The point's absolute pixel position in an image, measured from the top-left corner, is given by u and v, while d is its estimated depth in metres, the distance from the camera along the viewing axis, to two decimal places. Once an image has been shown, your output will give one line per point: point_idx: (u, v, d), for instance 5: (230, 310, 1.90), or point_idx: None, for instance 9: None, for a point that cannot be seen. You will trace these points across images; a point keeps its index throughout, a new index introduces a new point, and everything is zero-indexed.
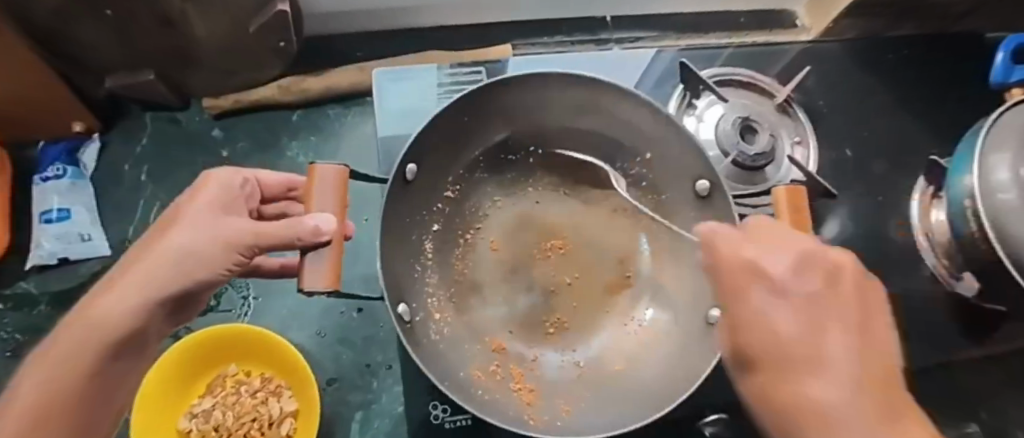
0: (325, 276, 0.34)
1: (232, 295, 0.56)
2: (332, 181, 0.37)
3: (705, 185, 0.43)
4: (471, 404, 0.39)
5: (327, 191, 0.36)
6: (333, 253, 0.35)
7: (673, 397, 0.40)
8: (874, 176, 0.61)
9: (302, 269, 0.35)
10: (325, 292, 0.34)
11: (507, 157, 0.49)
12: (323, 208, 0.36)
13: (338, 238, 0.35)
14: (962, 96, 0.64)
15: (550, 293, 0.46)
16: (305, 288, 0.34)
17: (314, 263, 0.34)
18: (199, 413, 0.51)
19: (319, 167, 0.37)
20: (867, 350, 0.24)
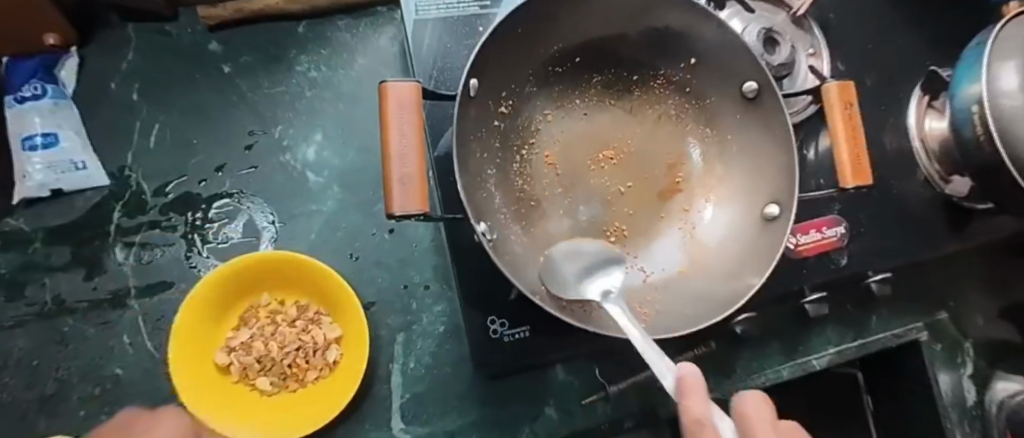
0: (415, 198, 0.33)
1: (255, 222, 0.53)
2: (409, 99, 0.34)
3: (753, 86, 0.44)
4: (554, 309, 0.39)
5: (406, 109, 0.34)
6: (420, 174, 0.33)
7: (744, 291, 0.41)
8: (877, 86, 0.64)
9: (390, 192, 0.33)
10: (416, 215, 0.33)
11: (555, 69, 0.46)
12: (402, 133, 0.34)
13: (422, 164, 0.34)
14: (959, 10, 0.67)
15: (607, 204, 0.46)
16: (396, 213, 0.33)
17: (402, 184, 0.33)
18: (237, 347, 0.48)
19: (393, 87, 0.34)
20: None
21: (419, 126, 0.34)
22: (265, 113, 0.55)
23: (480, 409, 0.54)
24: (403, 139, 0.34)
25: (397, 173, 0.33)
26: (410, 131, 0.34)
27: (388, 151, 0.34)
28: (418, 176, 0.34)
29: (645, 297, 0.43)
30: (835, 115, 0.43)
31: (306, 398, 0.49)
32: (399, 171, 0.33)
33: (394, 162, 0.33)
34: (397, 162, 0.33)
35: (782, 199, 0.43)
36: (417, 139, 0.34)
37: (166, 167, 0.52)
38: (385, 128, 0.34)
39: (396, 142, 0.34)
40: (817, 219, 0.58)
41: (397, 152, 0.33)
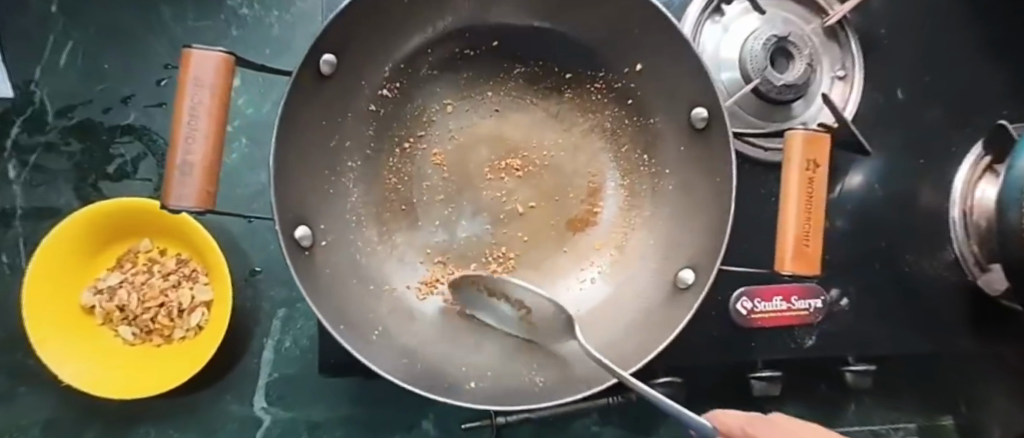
0: (195, 192, 0.28)
1: (152, 162, 0.50)
2: (209, 73, 0.29)
3: (702, 113, 0.34)
4: (369, 358, 0.31)
5: (202, 86, 0.29)
6: (205, 164, 0.29)
7: (622, 369, 0.33)
8: (926, 131, 0.49)
9: (168, 181, 0.28)
10: (196, 211, 0.29)
11: (465, 52, 0.38)
12: (195, 111, 0.28)
13: (213, 156, 0.29)
14: None
15: (497, 222, 0.38)
16: (170, 205, 0.28)
17: (182, 173, 0.28)
18: (104, 289, 0.47)
19: (196, 55, 0.28)
20: None
21: (219, 107, 0.29)
22: (184, 47, 0.51)
23: (351, 407, 0.50)
24: (193, 121, 0.29)
25: (178, 159, 0.28)
26: (205, 112, 0.29)
27: (174, 132, 0.29)
28: (205, 166, 0.29)
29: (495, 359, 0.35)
30: (790, 176, 0.32)
31: (162, 357, 0.46)
32: (180, 158, 0.28)
33: (179, 146, 0.28)
34: (182, 148, 0.28)
35: (700, 264, 0.34)
36: (213, 122, 0.29)
37: (73, 88, 0.49)
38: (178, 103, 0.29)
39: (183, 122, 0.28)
40: (785, 285, 0.45)
41: (183, 135, 0.28)
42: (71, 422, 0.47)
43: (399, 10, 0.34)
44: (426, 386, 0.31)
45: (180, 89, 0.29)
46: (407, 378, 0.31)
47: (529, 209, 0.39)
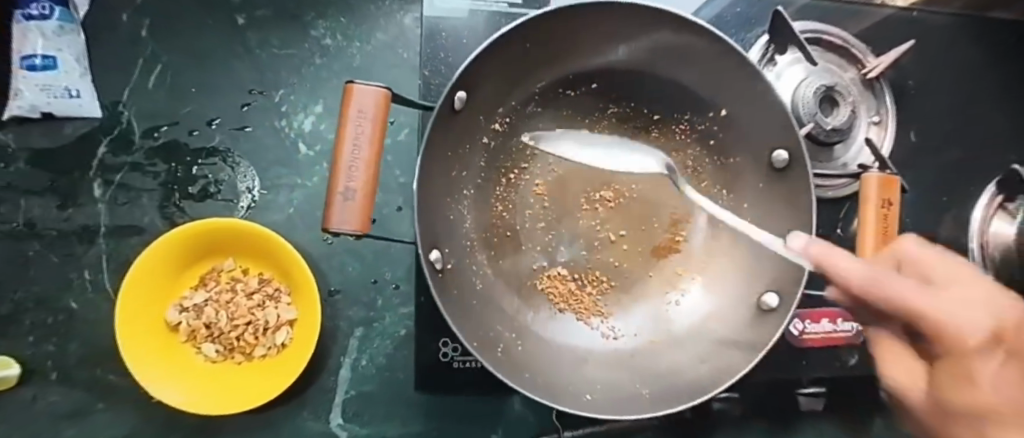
0: (355, 217, 0.32)
1: (235, 183, 0.51)
2: (370, 107, 0.33)
3: (784, 156, 0.39)
4: (497, 369, 0.35)
5: (365, 118, 0.33)
6: (364, 191, 0.33)
7: (716, 382, 0.37)
8: (949, 173, 0.55)
9: (332, 205, 0.32)
10: (354, 233, 0.33)
11: (567, 92, 0.42)
12: (356, 143, 0.33)
13: (369, 182, 0.33)
14: None
15: (593, 250, 0.42)
16: (333, 227, 0.32)
17: (345, 198, 0.32)
18: (190, 307, 0.48)
19: (358, 91, 0.33)
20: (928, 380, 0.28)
21: (376, 138, 0.33)
22: (268, 72, 0.52)
23: (424, 423, 0.51)
24: (355, 151, 0.33)
25: (341, 186, 0.32)
26: (366, 141, 0.33)
27: (338, 161, 0.33)
28: (363, 191, 0.33)
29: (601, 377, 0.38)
30: (869, 210, 0.38)
31: (247, 374, 0.47)
32: (344, 185, 0.32)
33: (342, 174, 0.33)
34: (346, 174, 0.33)
35: (783, 290, 0.38)
36: (372, 150, 0.33)
37: (160, 109, 0.50)
38: (342, 132, 0.33)
39: (348, 151, 0.33)
40: (833, 308, 0.49)
41: (347, 164, 0.33)
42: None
43: (520, 53, 0.37)
44: (549, 396, 0.35)
45: (340, 123, 0.33)
46: (534, 388, 0.36)
47: (620, 236, 0.42)
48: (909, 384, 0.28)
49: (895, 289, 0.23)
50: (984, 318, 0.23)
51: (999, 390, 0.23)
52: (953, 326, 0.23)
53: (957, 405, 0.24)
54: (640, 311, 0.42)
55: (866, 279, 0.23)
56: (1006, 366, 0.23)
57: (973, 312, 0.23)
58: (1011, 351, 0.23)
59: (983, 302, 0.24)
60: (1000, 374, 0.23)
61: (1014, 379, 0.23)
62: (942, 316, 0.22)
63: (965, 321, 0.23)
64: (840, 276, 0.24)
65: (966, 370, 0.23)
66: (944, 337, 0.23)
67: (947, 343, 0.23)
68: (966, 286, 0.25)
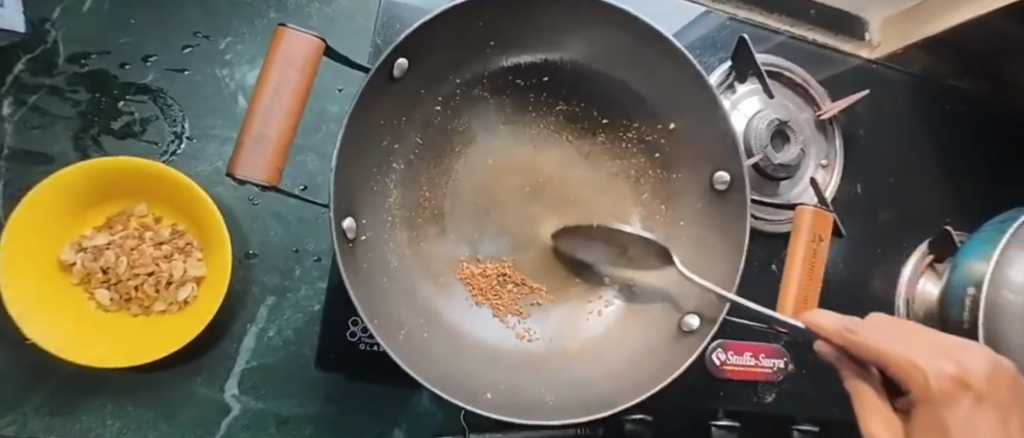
0: (263, 168, 0.31)
1: (162, 126, 0.48)
2: (300, 53, 0.31)
3: (724, 178, 0.38)
4: (397, 354, 0.33)
5: (292, 64, 0.31)
6: (278, 142, 0.31)
7: (626, 399, 0.35)
8: (879, 226, 0.57)
9: (240, 151, 0.30)
10: (261, 185, 0.31)
11: (517, 81, 0.41)
12: (279, 90, 0.31)
13: (287, 133, 0.32)
14: (990, 177, 0.61)
15: (520, 246, 0.40)
16: (237, 175, 0.30)
17: (255, 146, 0.30)
18: (88, 248, 0.45)
19: (289, 34, 0.31)
20: (976, 425, 0.28)
21: (302, 87, 0.32)
22: (218, 18, 0.50)
23: (324, 405, 0.49)
24: (276, 98, 0.31)
25: (255, 132, 0.31)
26: (289, 90, 0.31)
27: (254, 107, 0.31)
28: (277, 140, 0.31)
29: (509, 384, 0.36)
30: (798, 243, 0.40)
31: (141, 327, 0.44)
32: (257, 131, 0.31)
33: (258, 120, 0.31)
34: (262, 121, 0.31)
35: (705, 315, 0.38)
36: (295, 101, 0.32)
37: (92, 36, 0.47)
38: (267, 75, 0.31)
39: (269, 96, 0.31)
40: (758, 343, 0.50)
41: (263, 110, 0.31)
42: (17, 382, 0.44)
43: (472, 31, 0.37)
44: (450, 391, 0.33)
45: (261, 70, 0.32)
46: (432, 381, 0.33)
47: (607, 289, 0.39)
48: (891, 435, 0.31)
49: (866, 336, 0.30)
50: (947, 365, 0.29)
51: None
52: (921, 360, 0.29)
53: None
54: (559, 316, 0.41)
55: (840, 332, 0.30)
56: (974, 409, 0.28)
57: (967, 359, 0.30)
58: (979, 400, 0.29)
59: (966, 352, 0.31)
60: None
61: (984, 422, 0.28)
62: (917, 369, 0.29)
63: (939, 367, 0.29)
64: (820, 330, 0.31)
65: (939, 420, 0.28)
66: (920, 375, 0.29)
67: (919, 386, 0.29)
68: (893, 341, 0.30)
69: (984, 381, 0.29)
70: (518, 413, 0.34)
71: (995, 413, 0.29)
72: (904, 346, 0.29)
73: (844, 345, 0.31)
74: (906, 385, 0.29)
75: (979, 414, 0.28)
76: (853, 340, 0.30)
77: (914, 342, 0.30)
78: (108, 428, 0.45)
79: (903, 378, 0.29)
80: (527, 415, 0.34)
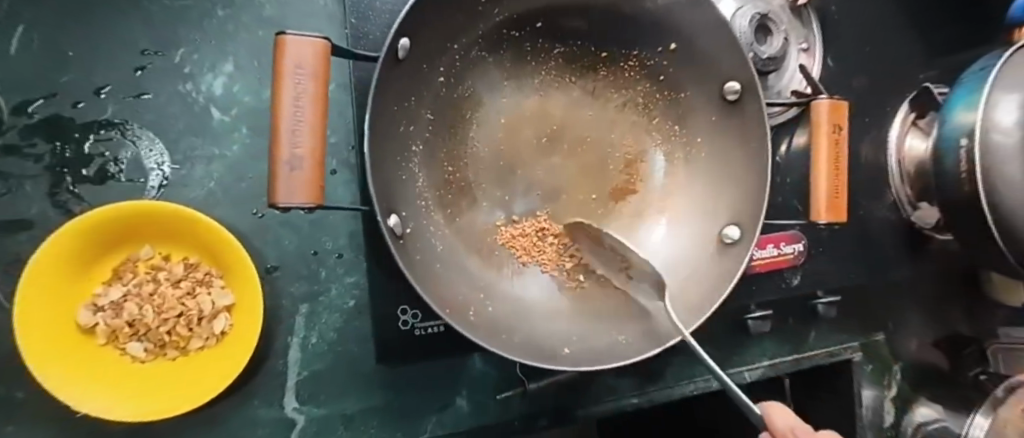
0: (305, 190, 0.28)
1: (140, 159, 0.45)
2: (309, 58, 0.28)
3: (735, 86, 0.39)
4: (476, 335, 0.32)
5: (304, 71, 0.28)
6: (314, 161, 0.28)
7: (694, 319, 0.37)
8: (862, 97, 0.59)
9: (275, 177, 0.27)
10: (306, 207, 0.28)
11: (511, 33, 0.40)
12: (298, 103, 0.28)
13: (319, 149, 0.28)
14: (956, 25, 0.64)
15: (551, 197, 0.40)
16: (279, 204, 0.27)
17: (291, 169, 0.27)
18: (106, 306, 0.42)
19: (293, 40, 0.27)
20: None
21: (321, 94, 0.28)
22: (162, 29, 0.45)
23: (385, 394, 0.50)
24: (298, 112, 0.28)
25: (285, 154, 0.27)
26: (308, 100, 0.28)
27: (275, 126, 0.28)
28: (311, 158, 0.28)
29: (580, 334, 0.37)
30: (821, 136, 0.41)
31: (186, 368, 0.43)
32: (288, 152, 0.27)
33: (284, 139, 0.27)
34: (288, 139, 0.28)
35: (745, 223, 0.39)
36: (316, 112, 0.28)
37: (29, 79, 0.42)
38: (278, 91, 0.28)
39: (289, 113, 0.28)
40: (778, 234, 0.54)
41: (288, 128, 0.27)
42: None
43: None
44: (534, 356, 0.33)
45: (268, 85, 0.28)
46: (514, 350, 0.33)
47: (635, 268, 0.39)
48: None
49: None
50: None
51: None
52: None
53: None
54: (604, 257, 0.41)
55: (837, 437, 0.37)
56: None
57: None
58: None
59: None
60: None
61: None
62: None
63: None
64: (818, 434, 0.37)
65: None
66: None
67: None
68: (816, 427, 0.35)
69: None
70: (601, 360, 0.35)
71: None
72: None
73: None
74: None
75: None
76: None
77: None
78: None
79: None
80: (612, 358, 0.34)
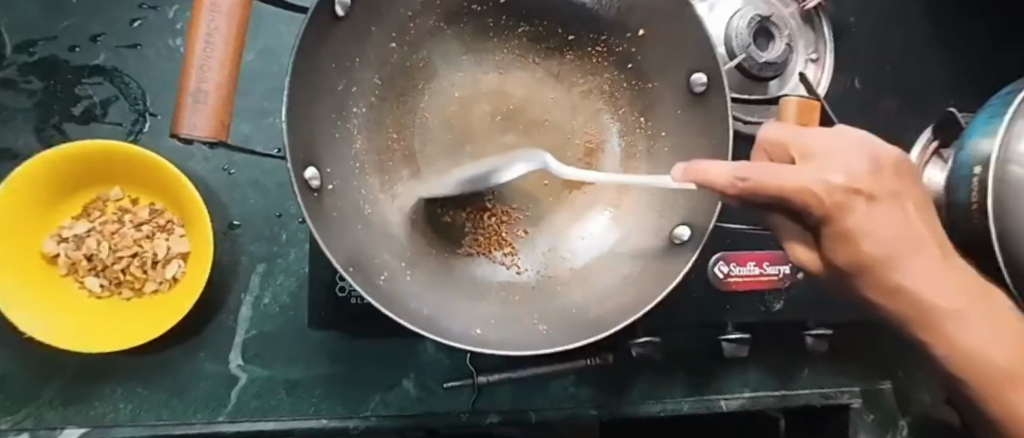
0: (206, 123, 0.32)
1: (123, 106, 0.46)
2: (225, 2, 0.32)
3: (702, 79, 0.36)
4: (378, 300, 0.32)
5: (219, 12, 0.32)
6: (218, 98, 0.33)
7: (620, 318, 0.34)
8: (878, 119, 0.55)
9: (181, 109, 0.32)
10: (207, 140, 0.32)
11: (473, 7, 0.40)
12: (210, 42, 0.32)
13: (226, 87, 0.33)
14: (996, 52, 0.58)
15: (499, 178, 0.39)
16: (182, 133, 0.32)
17: (196, 102, 0.32)
18: (69, 238, 0.44)
19: None
20: (869, 225, 0.24)
21: (234, 36, 0.33)
22: None
23: (331, 364, 0.49)
24: (209, 49, 0.33)
25: (192, 87, 0.32)
26: (221, 38, 0.33)
27: (188, 62, 0.32)
28: (217, 95, 0.33)
29: (498, 317, 0.35)
30: None
31: (135, 309, 0.44)
32: (195, 86, 0.32)
33: (194, 73, 0.32)
34: (198, 73, 0.32)
35: (695, 222, 0.36)
36: (227, 52, 0.33)
37: (33, 22, 0.45)
38: (194, 30, 0.32)
39: (201, 51, 0.32)
40: (759, 252, 0.51)
41: (198, 64, 0.32)
42: (25, 379, 0.44)
43: None
44: (436, 331, 0.32)
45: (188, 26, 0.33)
46: (417, 321, 0.32)
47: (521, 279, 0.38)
48: (816, 258, 0.29)
49: (761, 176, 0.22)
50: (837, 176, 0.23)
51: (875, 239, 0.24)
52: (817, 183, 0.23)
53: (841, 254, 0.25)
54: (547, 244, 0.40)
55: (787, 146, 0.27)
56: (871, 208, 0.24)
57: (850, 160, 0.24)
58: (877, 201, 0.25)
59: (849, 150, 0.25)
60: (888, 228, 0.25)
61: (920, 248, 0.26)
62: (799, 182, 0.23)
63: (827, 177, 0.23)
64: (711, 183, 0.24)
65: (844, 231, 0.24)
66: (820, 208, 0.23)
67: (821, 206, 0.23)
68: (824, 135, 0.26)
69: (881, 188, 0.25)
70: (511, 344, 0.33)
71: (898, 200, 0.26)
72: (831, 158, 0.24)
73: (740, 195, 0.24)
74: (797, 208, 0.24)
75: (867, 223, 0.24)
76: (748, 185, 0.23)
77: (817, 157, 0.25)
78: (122, 411, 0.46)
79: (799, 203, 0.23)
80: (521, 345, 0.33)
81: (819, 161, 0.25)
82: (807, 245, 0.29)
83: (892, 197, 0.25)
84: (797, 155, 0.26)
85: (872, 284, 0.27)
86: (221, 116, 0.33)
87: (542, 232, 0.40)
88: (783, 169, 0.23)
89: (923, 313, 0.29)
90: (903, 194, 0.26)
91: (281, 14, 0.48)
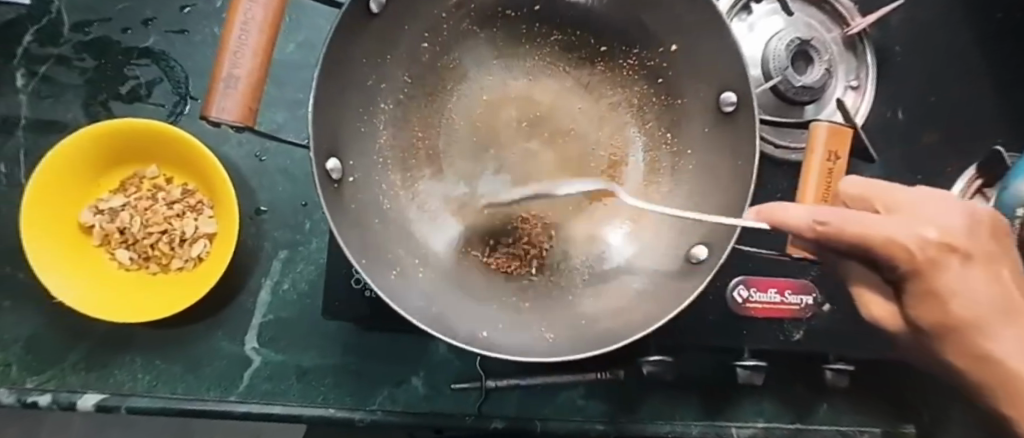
0: (235, 108, 0.33)
1: (167, 88, 0.48)
2: None
3: (732, 99, 0.35)
4: (386, 293, 0.32)
5: (256, 3, 0.34)
6: (248, 85, 0.34)
7: (628, 332, 0.34)
8: (919, 151, 0.53)
9: (212, 93, 0.33)
10: (234, 124, 0.34)
11: (507, 12, 0.40)
12: (245, 30, 0.34)
13: (256, 75, 0.34)
14: None
15: (519, 183, 0.39)
16: (211, 116, 0.33)
17: (226, 87, 0.33)
18: (105, 210, 0.46)
19: None
20: (972, 284, 0.26)
21: (269, 27, 0.34)
22: None
23: (342, 354, 0.50)
24: (243, 36, 0.34)
25: (225, 72, 0.34)
26: (256, 26, 0.34)
27: (223, 48, 0.34)
28: (248, 82, 0.34)
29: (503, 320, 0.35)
30: (813, 161, 0.37)
31: (160, 283, 0.46)
32: (227, 71, 0.34)
33: (227, 59, 0.34)
34: (231, 60, 0.34)
35: (713, 241, 0.35)
36: (260, 41, 0.34)
37: (91, 3, 0.48)
38: (231, 18, 0.34)
39: (235, 37, 0.34)
40: (782, 279, 0.49)
41: (232, 51, 0.34)
42: (53, 342, 0.46)
43: None
44: (441, 329, 0.32)
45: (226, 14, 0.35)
46: (423, 316, 0.32)
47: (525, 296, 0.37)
48: (890, 312, 0.31)
49: (847, 225, 0.24)
50: (930, 231, 0.25)
51: (965, 298, 0.26)
52: (903, 234, 0.25)
53: (929, 314, 0.27)
54: (561, 252, 0.39)
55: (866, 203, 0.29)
56: (965, 267, 0.26)
57: (941, 218, 0.27)
58: (976, 265, 0.27)
59: (939, 209, 0.27)
60: (975, 288, 0.26)
61: (992, 291, 0.27)
62: (886, 237, 0.24)
63: (920, 232, 0.25)
64: (788, 225, 0.26)
65: (932, 288, 0.26)
66: (906, 258, 0.25)
67: (907, 261, 0.25)
68: (906, 193, 0.28)
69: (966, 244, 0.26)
70: (515, 349, 0.32)
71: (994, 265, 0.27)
72: (929, 214, 0.26)
73: (819, 240, 0.26)
74: (891, 263, 0.26)
75: (968, 281, 0.26)
76: (833, 231, 0.24)
77: (902, 212, 0.27)
78: (140, 381, 0.47)
79: (885, 256, 0.25)
80: (523, 350, 0.32)
81: (911, 217, 0.26)
82: (879, 293, 0.32)
83: (983, 260, 0.27)
84: (883, 208, 0.28)
85: (959, 348, 0.29)
86: (248, 102, 0.34)
87: (560, 241, 0.40)
88: (867, 217, 0.25)
89: (996, 380, 0.29)
90: (995, 260, 0.28)
91: (323, 10, 0.49)
